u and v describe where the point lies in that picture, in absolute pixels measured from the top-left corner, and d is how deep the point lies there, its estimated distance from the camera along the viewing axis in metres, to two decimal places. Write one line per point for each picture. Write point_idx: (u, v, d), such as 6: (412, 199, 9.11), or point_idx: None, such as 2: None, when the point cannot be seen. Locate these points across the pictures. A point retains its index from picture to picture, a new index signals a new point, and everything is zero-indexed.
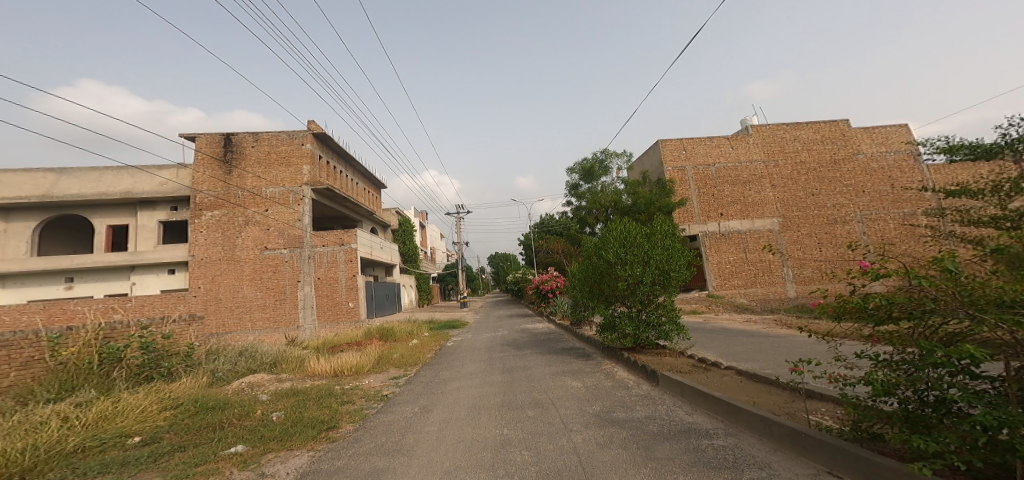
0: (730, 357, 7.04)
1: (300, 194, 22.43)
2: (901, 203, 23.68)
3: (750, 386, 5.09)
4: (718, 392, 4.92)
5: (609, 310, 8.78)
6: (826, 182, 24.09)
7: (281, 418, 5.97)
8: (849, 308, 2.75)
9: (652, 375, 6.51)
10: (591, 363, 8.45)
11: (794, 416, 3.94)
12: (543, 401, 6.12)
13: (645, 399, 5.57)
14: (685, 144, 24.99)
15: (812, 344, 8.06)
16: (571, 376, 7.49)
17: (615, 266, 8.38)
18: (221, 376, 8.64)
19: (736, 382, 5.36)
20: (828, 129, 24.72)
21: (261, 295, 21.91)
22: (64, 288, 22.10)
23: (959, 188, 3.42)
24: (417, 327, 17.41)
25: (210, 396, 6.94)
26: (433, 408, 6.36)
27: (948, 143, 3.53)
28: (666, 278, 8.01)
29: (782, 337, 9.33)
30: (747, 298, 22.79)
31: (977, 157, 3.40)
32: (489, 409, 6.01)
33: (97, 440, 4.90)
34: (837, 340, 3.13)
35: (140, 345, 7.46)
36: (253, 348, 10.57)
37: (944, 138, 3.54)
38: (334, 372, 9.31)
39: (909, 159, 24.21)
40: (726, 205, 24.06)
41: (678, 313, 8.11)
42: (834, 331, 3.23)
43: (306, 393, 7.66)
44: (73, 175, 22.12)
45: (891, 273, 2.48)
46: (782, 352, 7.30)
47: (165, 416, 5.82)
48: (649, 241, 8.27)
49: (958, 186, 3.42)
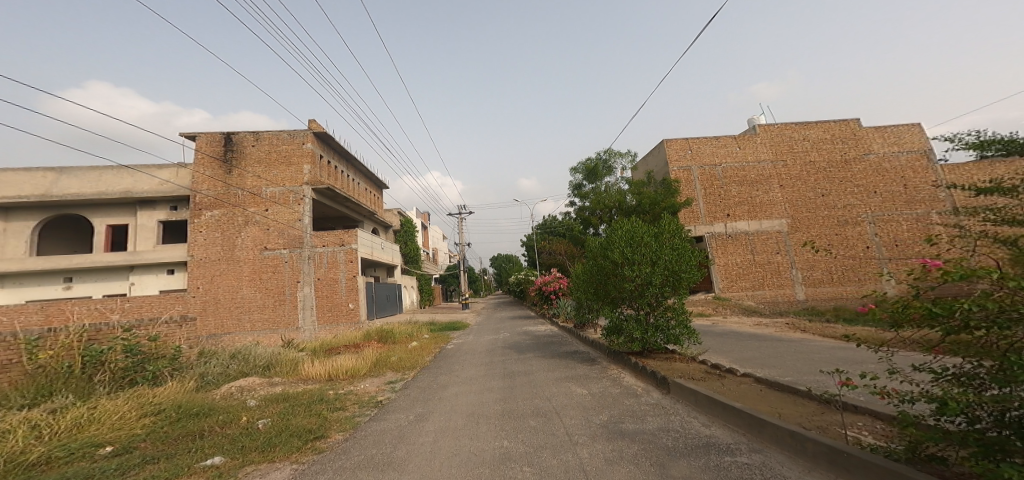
0: (745, 362, 6.64)
1: (300, 194, 22.15)
2: (915, 204, 23.01)
3: (771, 395, 4.69)
4: (738, 402, 4.54)
5: (616, 313, 8.39)
6: (836, 182, 23.56)
7: (266, 426, 5.61)
8: (912, 314, 2.37)
9: (662, 382, 6.10)
10: (596, 368, 8.04)
11: (827, 431, 3.56)
12: (546, 410, 5.72)
13: (656, 409, 5.16)
14: (691, 144, 24.57)
15: (832, 350, 7.60)
16: (576, 382, 7.09)
17: (621, 266, 7.97)
18: (210, 380, 8.31)
19: (755, 390, 4.98)
20: (838, 129, 24.23)
21: (260, 296, 21.63)
22: (62, 288, 21.91)
23: (989, 186, 3.07)
24: (417, 329, 17.02)
25: (195, 401, 6.58)
26: (429, 416, 5.98)
27: (979, 138, 3.37)
28: (676, 279, 7.59)
29: (797, 341, 8.88)
30: (755, 300, 22.31)
31: (1012, 151, 3.24)
32: (488, 418, 5.61)
33: (66, 450, 4.54)
34: (890, 350, 2.76)
35: (123, 348, 7.13)
36: (246, 350, 10.23)
37: (978, 133, 3.39)
38: (328, 376, 8.95)
39: (922, 159, 23.60)
40: (733, 206, 23.59)
41: (689, 317, 7.68)
42: (886, 341, 2.84)
43: (297, 398, 7.29)
44: (72, 175, 21.95)
45: (982, 273, 2.05)
46: (801, 358, 6.86)
47: (143, 423, 5.48)
48: (657, 240, 7.86)
49: (990, 184, 3.03)
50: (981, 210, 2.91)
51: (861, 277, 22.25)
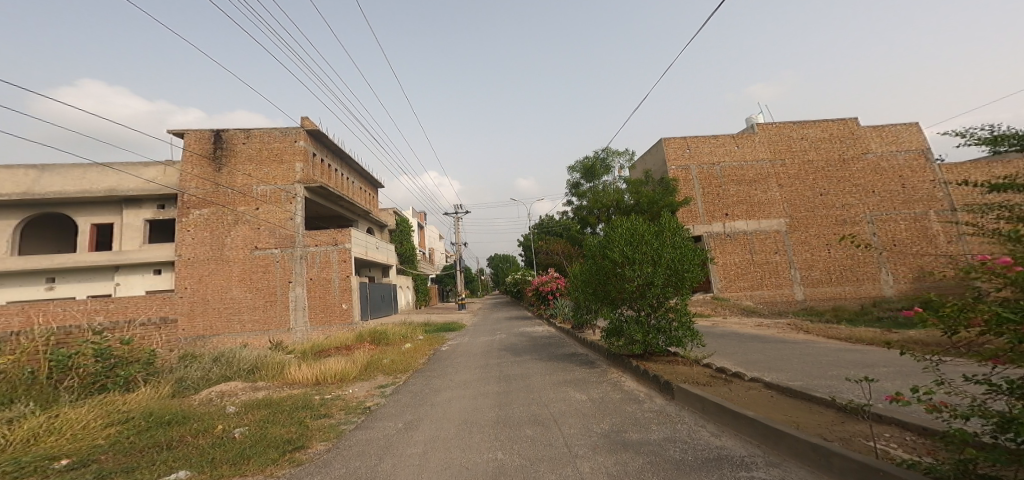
0: (751, 366, 6.31)
1: (292, 192, 21.63)
2: (914, 203, 22.88)
3: (784, 402, 4.34)
4: (747, 410, 4.20)
5: (616, 314, 8.10)
6: (835, 182, 23.43)
7: (242, 436, 5.22)
8: (972, 318, 2.06)
9: (666, 387, 5.76)
10: (596, 372, 7.69)
11: (851, 443, 3.18)
12: (544, 417, 5.37)
13: (661, 417, 4.82)
14: (689, 143, 24.34)
15: (840, 351, 7.28)
16: (574, 386, 6.74)
17: (622, 266, 7.65)
18: (189, 385, 7.89)
19: (765, 396, 4.63)
20: (837, 128, 24.12)
21: (250, 296, 21.12)
22: (45, 288, 21.28)
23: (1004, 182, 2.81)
24: (411, 329, 16.61)
25: (168, 408, 6.19)
26: (419, 425, 5.61)
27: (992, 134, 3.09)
28: (679, 279, 7.27)
29: (802, 343, 8.57)
30: (754, 300, 22.13)
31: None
32: (482, 426, 5.25)
33: (16, 463, 4.15)
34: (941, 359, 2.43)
35: (93, 352, 6.75)
36: (231, 353, 9.82)
37: (993, 127, 3.04)
38: (315, 380, 8.53)
39: (921, 158, 23.51)
40: (732, 205, 23.39)
41: (693, 318, 7.36)
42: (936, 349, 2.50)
43: (280, 404, 6.89)
44: (56, 172, 21.31)
45: None
46: (810, 361, 6.52)
47: (108, 433, 5.09)
48: (658, 239, 7.55)
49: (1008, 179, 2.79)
50: (997, 209, 2.64)
51: (860, 276, 22.11)
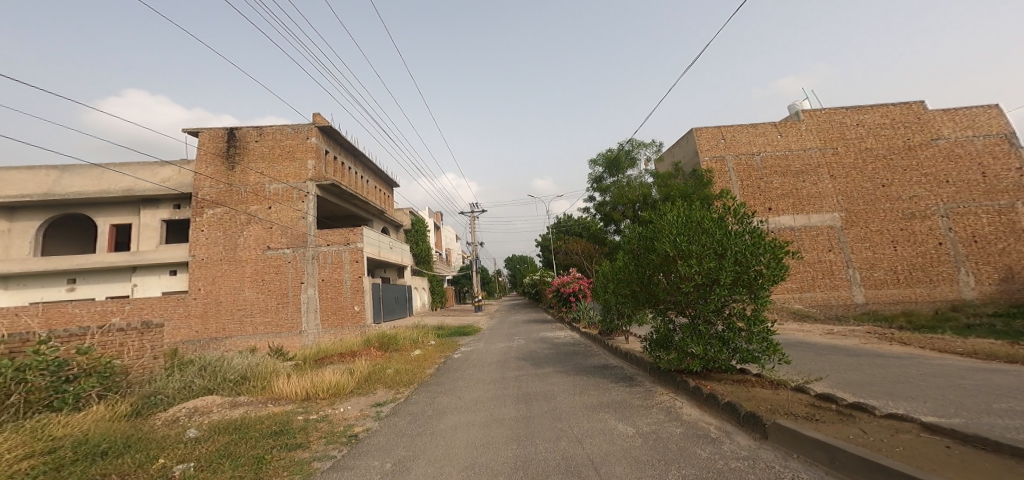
0: (869, 393, 4.58)
1: (304, 190, 20.85)
2: (997, 194, 20.04)
3: (986, 465, 2.62)
4: (927, 473, 2.52)
5: (664, 320, 6.56)
6: (899, 171, 20.93)
7: (181, 475, 4.03)
8: None
9: (752, 421, 4.12)
10: (638, 393, 6.08)
11: None
12: (578, 463, 3.85)
13: (759, 472, 3.21)
14: (724, 132, 22.27)
15: (979, 372, 5.38)
16: (615, 413, 5.20)
17: (673, 261, 6.13)
18: (158, 401, 6.82)
19: (939, 449, 2.90)
20: (897, 112, 21.58)
21: (262, 298, 20.44)
22: (65, 289, 21.33)
23: None
24: (423, 334, 15.30)
25: (116, 432, 5.22)
26: (411, 467, 4.17)
27: None
28: (750, 276, 5.59)
29: (904, 358, 6.67)
30: (804, 303, 19.88)
31: None
32: (494, 475, 3.76)
33: None
34: None
35: (39, 365, 5.95)
36: (219, 360, 8.80)
37: None
38: (305, 395, 7.26)
39: (1003, 143, 20.62)
40: (776, 198, 21.19)
41: (771, 329, 5.59)
42: None
43: (251, 428, 5.63)
44: (75, 173, 21.22)
45: None
46: (952, 389, 4.63)
47: (15, 470, 4.07)
48: (721, 228, 5.94)
49: None
50: None
51: (933, 277, 19.46)
